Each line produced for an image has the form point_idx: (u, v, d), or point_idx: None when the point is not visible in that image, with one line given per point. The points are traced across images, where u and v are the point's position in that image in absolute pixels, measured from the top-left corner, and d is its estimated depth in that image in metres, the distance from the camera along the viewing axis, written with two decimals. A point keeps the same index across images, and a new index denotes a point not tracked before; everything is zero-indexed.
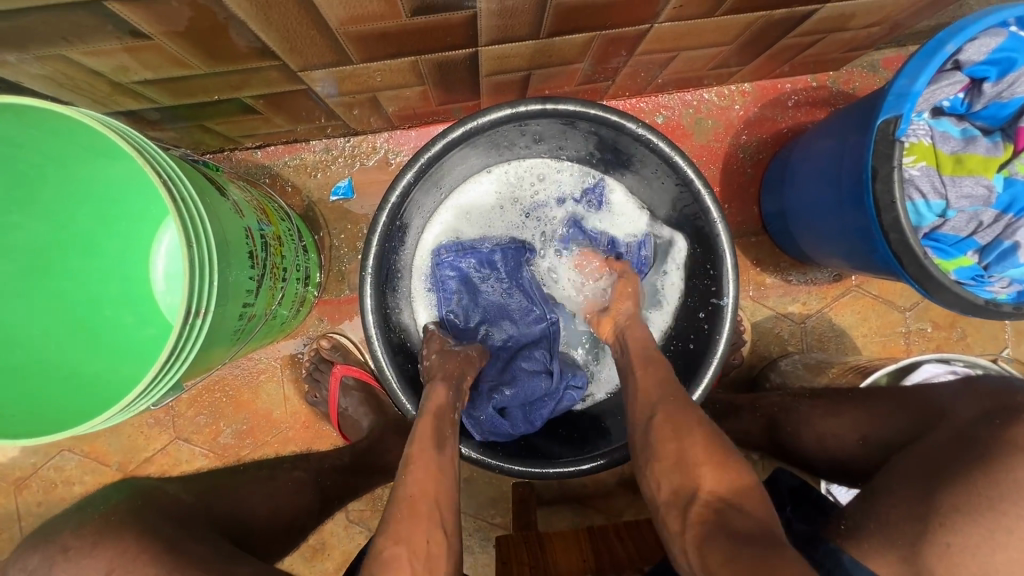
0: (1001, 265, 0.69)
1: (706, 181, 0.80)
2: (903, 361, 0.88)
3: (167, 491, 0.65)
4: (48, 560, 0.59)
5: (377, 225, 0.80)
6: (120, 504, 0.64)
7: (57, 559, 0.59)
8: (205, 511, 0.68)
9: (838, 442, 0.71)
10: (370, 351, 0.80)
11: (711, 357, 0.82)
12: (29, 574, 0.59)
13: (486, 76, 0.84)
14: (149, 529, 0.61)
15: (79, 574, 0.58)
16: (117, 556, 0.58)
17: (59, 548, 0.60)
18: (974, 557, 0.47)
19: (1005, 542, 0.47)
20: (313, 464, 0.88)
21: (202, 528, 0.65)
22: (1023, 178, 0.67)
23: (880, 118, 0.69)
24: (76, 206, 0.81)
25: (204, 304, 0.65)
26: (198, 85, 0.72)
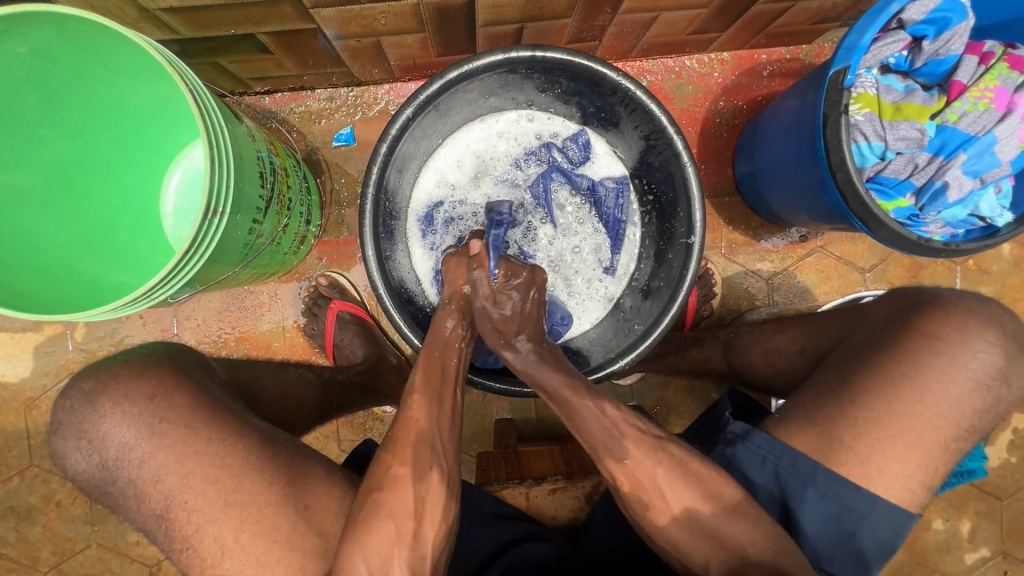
0: (934, 206, 0.78)
1: (679, 128, 0.88)
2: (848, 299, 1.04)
3: (193, 360, 0.76)
4: (98, 387, 0.69)
5: (377, 156, 0.87)
6: (159, 353, 0.74)
7: (109, 384, 0.68)
8: (230, 380, 0.82)
9: (781, 355, 0.82)
10: (368, 274, 0.87)
11: (679, 290, 0.91)
12: (83, 395, 0.69)
13: (482, 27, 0.92)
14: (188, 373, 0.72)
15: (125, 397, 0.68)
16: (159, 385, 0.69)
17: (110, 376, 0.69)
18: (874, 424, 0.63)
19: (900, 412, 0.63)
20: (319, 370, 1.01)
21: (228, 392, 0.76)
22: (952, 125, 0.75)
23: (831, 70, 0.77)
24: (100, 129, 0.88)
25: (221, 208, 0.73)
26: (218, 17, 0.78)
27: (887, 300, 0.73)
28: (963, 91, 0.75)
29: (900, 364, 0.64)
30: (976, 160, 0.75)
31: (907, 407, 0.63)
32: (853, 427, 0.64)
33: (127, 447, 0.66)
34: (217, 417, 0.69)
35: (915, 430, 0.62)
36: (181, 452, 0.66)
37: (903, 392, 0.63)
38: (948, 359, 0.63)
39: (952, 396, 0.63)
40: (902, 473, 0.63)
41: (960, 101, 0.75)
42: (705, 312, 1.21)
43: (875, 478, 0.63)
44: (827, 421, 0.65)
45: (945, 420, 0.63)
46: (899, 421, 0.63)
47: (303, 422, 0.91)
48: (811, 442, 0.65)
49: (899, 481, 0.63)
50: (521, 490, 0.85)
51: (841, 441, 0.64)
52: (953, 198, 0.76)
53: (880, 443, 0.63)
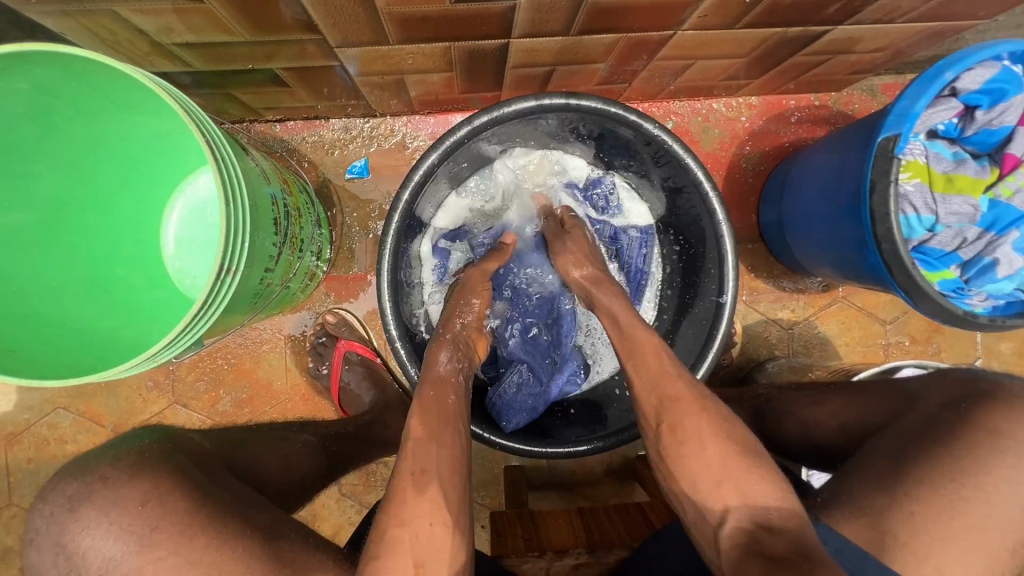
0: (980, 281, 0.75)
1: (714, 184, 0.85)
2: (890, 367, 1.00)
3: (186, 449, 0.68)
4: (83, 492, 0.60)
5: (399, 201, 0.83)
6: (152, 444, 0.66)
7: (95, 489, 0.60)
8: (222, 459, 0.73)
9: (820, 428, 0.80)
10: (385, 326, 0.82)
11: (707, 350, 0.87)
12: (65, 502, 0.60)
13: (512, 69, 0.87)
14: (182, 469, 0.63)
15: (115, 504, 0.59)
16: (154, 489, 0.60)
17: (97, 478, 0.61)
18: (931, 521, 0.59)
19: (959, 509, 0.59)
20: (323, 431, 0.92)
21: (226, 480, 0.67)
22: (1005, 201, 0.72)
23: (881, 136, 0.74)
24: (100, 162, 0.82)
25: (235, 263, 0.68)
26: (235, 53, 0.73)
27: (943, 385, 0.69)
28: (1017, 165, 0.72)
29: (959, 454, 0.61)
30: None
31: (970, 506, 0.58)
32: (908, 523, 0.59)
33: (112, 563, 0.57)
34: (215, 516, 0.60)
35: (979, 531, 0.58)
36: (173, 565, 0.57)
37: (963, 488, 0.59)
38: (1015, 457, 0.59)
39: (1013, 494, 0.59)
40: None
41: (1014, 175, 0.72)
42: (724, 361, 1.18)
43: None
44: (876, 513, 0.61)
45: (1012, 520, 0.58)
46: (960, 521, 0.58)
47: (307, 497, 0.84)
48: (859, 534, 0.61)
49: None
50: (541, 563, 0.76)
51: (896, 537, 0.59)
52: (1002, 274, 0.74)
53: (939, 542, 0.58)
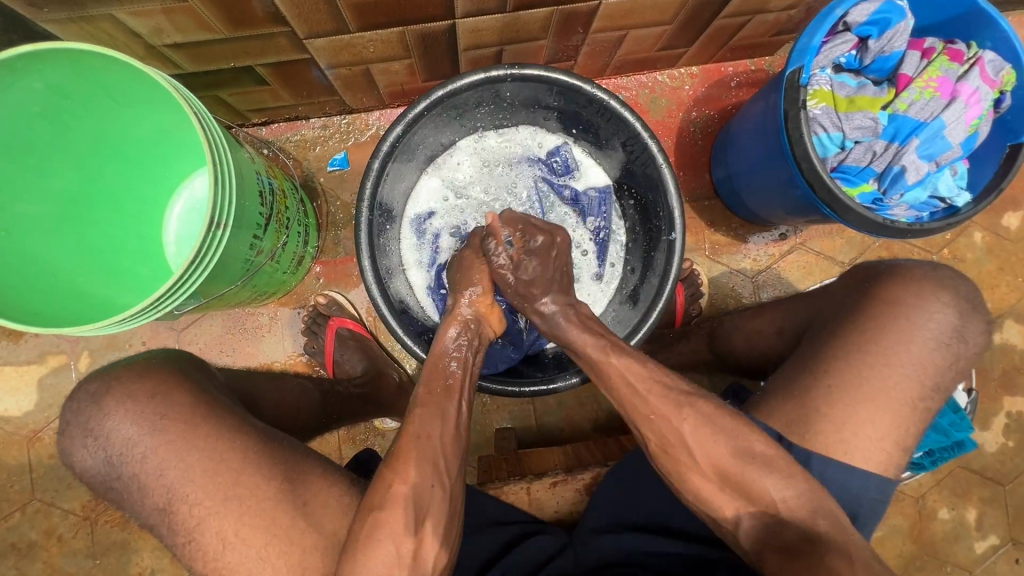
0: (896, 189, 0.83)
1: (653, 133, 0.93)
2: None
3: (194, 365, 0.78)
4: (104, 387, 0.70)
5: (371, 171, 0.92)
6: (161, 357, 0.76)
7: (112, 384, 0.70)
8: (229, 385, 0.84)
9: (760, 337, 0.86)
10: (365, 283, 0.91)
11: (664, 285, 0.94)
12: (88, 396, 0.70)
13: (464, 51, 0.98)
14: (187, 374, 0.74)
15: (128, 397, 0.69)
16: (161, 385, 0.70)
17: (113, 377, 0.71)
18: (846, 390, 0.65)
19: (875, 378, 0.66)
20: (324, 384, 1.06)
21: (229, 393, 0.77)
22: (903, 113, 0.81)
23: (788, 70, 0.83)
24: (106, 161, 0.92)
25: (224, 222, 0.77)
26: (218, 51, 0.85)
27: (849, 277, 0.77)
28: (909, 82, 0.82)
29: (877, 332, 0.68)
30: (929, 144, 0.81)
31: (877, 370, 0.65)
32: (828, 395, 0.66)
33: (130, 442, 0.67)
34: (214, 414, 0.70)
35: (893, 396, 0.65)
36: (181, 447, 0.67)
37: (870, 354, 0.66)
38: (908, 321, 0.66)
39: (926, 361, 0.66)
40: (877, 436, 0.65)
41: (907, 92, 0.81)
42: (694, 311, 1.24)
43: (860, 446, 0.65)
44: (803, 392, 0.68)
45: (922, 382, 0.65)
46: (871, 384, 0.65)
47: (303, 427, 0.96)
48: (789, 412, 0.68)
49: (875, 444, 0.65)
50: (521, 484, 0.85)
51: (817, 410, 0.66)
52: (912, 180, 0.82)
53: (854, 407, 0.65)
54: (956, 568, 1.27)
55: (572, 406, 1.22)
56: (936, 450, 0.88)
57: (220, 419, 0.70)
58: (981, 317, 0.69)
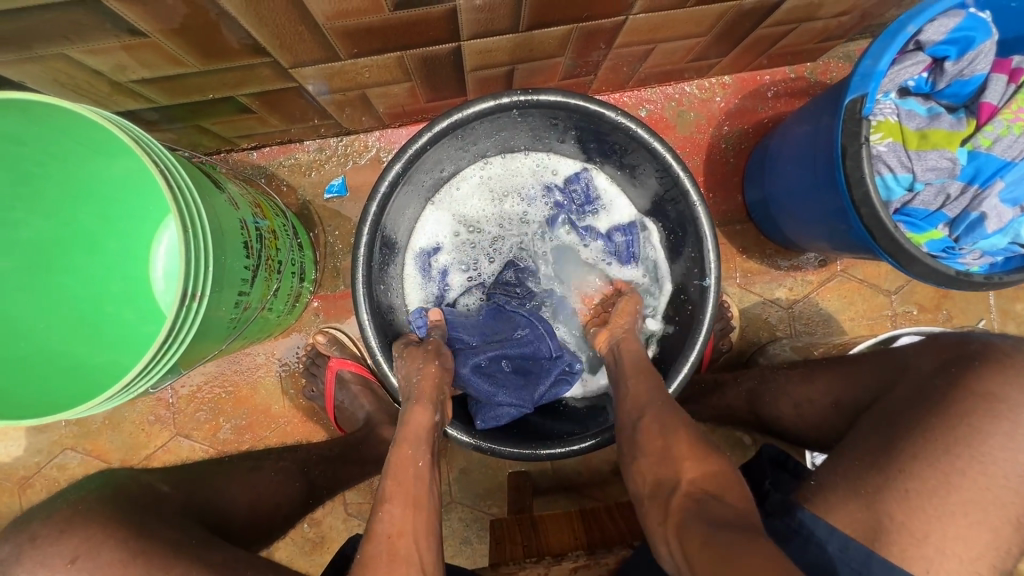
0: (970, 238, 0.72)
1: (685, 165, 0.83)
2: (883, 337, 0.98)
3: (132, 497, 0.68)
4: (20, 551, 0.61)
5: (368, 213, 0.83)
6: (94, 496, 0.67)
7: (25, 548, 0.61)
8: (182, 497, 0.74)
9: (813, 407, 0.76)
10: (362, 337, 0.82)
11: (695, 337, 0.84)
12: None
13: (471, 72, 0.87)
14: (118, 519, 0.64)
15: (42, 562, 0.60)
16: (81, 545, 0.61)
17: (27, 536, 0.62)
18: (929, 499, 0.55)
19: (958, 484, 0.55)
20: (300, 455, 0.92)
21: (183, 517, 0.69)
22: (986, 151, 0.68)
23: (847, 99, 0.71)
24: (79, 204, 0.84)
25: (201, 288, 0.69)
26: (193, 84, 0.75)
27: (931, 349, 0.66)
28: (994, 113, 0.69)
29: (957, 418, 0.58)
30: (1015, 186, 0.68)
31: (969, 477, 0.55)
32: (905, 502, 0.56)
33: None
34: (149, 566, 0.61)
35: (980, 506, 0.54)
36: None
37: (960, 459, 0.56)
38: (1010, 422, 0.55)
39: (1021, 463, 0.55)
40: (969, 555, 0.54)
41: (991, 125, 0.68)
42: (723, 347, 1.14)
43: (942, 566, 0.54)
44: (873, 492, 0.58)
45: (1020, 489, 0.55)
46: (962, 495, 0.55)
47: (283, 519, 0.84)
48: (859, 519, 0.58)
49: (966, 566, 0.54)
50: (539, 570, 0.74)
51: (894, 519, 0.56)
52: (992, 229, 0.70)
53: (937, 520, 0.54)
54: None
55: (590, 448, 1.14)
56: None
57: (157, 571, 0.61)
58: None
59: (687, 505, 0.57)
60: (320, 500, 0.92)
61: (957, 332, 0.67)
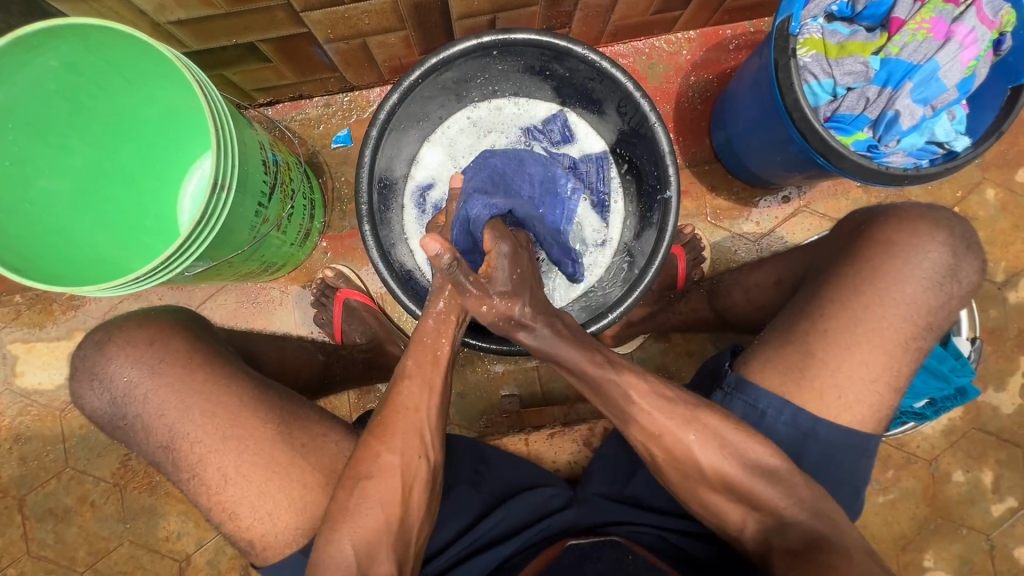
0: (891, 135, 0.82)
1: (645, 91, 0.94)
2: None
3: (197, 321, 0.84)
4: (106, 337, 0.77)
5: (369, 139, 0.94)
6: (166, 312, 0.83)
7: (113, 334, 0.77)
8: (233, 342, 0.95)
9: (761, 290, 0.87)
10: (364, 246, 0.93)
11: (660, 243, 0.94)
12: (93, 344, 0.77)
13: (458, 20, 1.01)
14: (184, 325, 0.80)
15: (128, 343, 0.76)
16: (156, 333, 0.77)
17: (115, 327, 0.78)
18: (842, 332, 0.68)
19: (862, 317, 0.68)
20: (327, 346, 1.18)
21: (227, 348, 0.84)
22: (895, 57, 0.80)
23: (777, 20, 0.82)
24: (121, 142, 0.96)
25: (227, 186, 0.81)
26: (220, 27, 0.88)
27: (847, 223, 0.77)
28: (902, 25, 0.81)
29: (863, 266, 0.69)
30: (923, 87, 0.80)
31: (872, 313, 0.68)
32: (825, 338, 0.69)
33: (132, 385, 0.74)
34: (210, 360, 0.77)
35: (879, 334, 0.67)
36: (180, 390, 0.74)
37: (867, 296, 0.68)
38: (904, 261, 0.68)
39: (909, 296, 0.68)
40: (871, 378, 0.68)
41: (899, 35, 0.80)
42: (696, 276, 1.23)
43: (849, 387, 0.68)
44: (799, 338, 0.70)
45: (907, 317, 0.68)
46: (864, 328, 0.67)
47: (301, 386, 1.06)
48: (785, 358, 0.70)
49: (868, 385, 0.67)
50: (520, 437, 0.94)
51: (817, 354, 0.68)
52: (907, 125, 0.81)
53: (846, 351, 0.68)
54: (971, 530, 1.26)
55: None
56: (939, 399, 0.90)
57: (217, 365, 0.77)
58: (975, 256, 0.70)
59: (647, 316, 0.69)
60: (332, 386, 1.14)
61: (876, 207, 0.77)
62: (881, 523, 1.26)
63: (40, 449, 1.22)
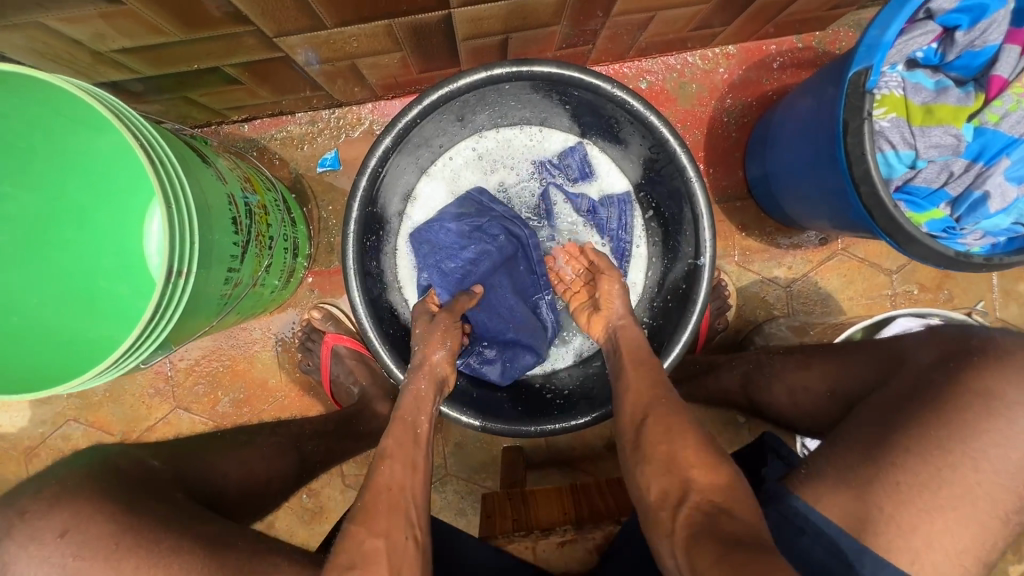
0: (973, 217, 0.69)
1: (682, 140, 0.81)
2: (877, 318, 0.94)
3: (132, 461, 0.70)
4: (5, 528, 0.61)
5: (357, 189, 0.80)
6: (86, 467, 0.66)
7: (14, 523, 0.60)
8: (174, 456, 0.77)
9: (809, 395, 0.76)
10: (353, 314, 0.81)
11: (690, 314, 0.83)
12: None
13: (464, 41, 0.85)
14: (105, 492, 0.63)
15: (32, 537, 0.60)
16: (71, 518, 0.60)
17: (16, 512, 0.61)
18: (919, 494, 0.54)
19: (950, 477, 0.54)
20: (292, 430, 0.93)
21: (171, 481, 0.70)
22: (993, 128, 0.67)
23: (851, 71, 0.69)
24: (68, 178, 0.82)
25: (189, 264, 0.67)
26: (177, 54, 0.73)
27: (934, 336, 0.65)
28: (1004, 87, 0.67)
29: (946, 413, 0.56)
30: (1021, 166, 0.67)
31: (960, 474, 0.54)
32: (894, 494, 0.54)
33: None
34: (139, 529, 0.61)
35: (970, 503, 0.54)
36: None
37: (953, 455, 0.54)
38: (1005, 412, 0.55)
39: (1010, 460, 0.54)
40: (956, 549, 0.54)
41: (1000, 100, 0.67)
42: (720, 325, 1.13)
43: (927, 556, 0.54)
44: (864, 483, 0.56)
45: (1007, 485, 0.54)
46: (951, 492, 0.54)
47: (273, 494, 0.84)
48: (845, 505, 0.56)
49: (950, 558, 0.54)
50: (527, 543, 0.77)
51: (882, 510, 0.54)
52: (995, 208, 0.68)
53: (926, 516, 0.54)
54: None
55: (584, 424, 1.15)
56: None
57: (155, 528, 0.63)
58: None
59: (697, 520, 0.55)
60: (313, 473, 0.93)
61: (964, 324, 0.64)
62: None
63: None
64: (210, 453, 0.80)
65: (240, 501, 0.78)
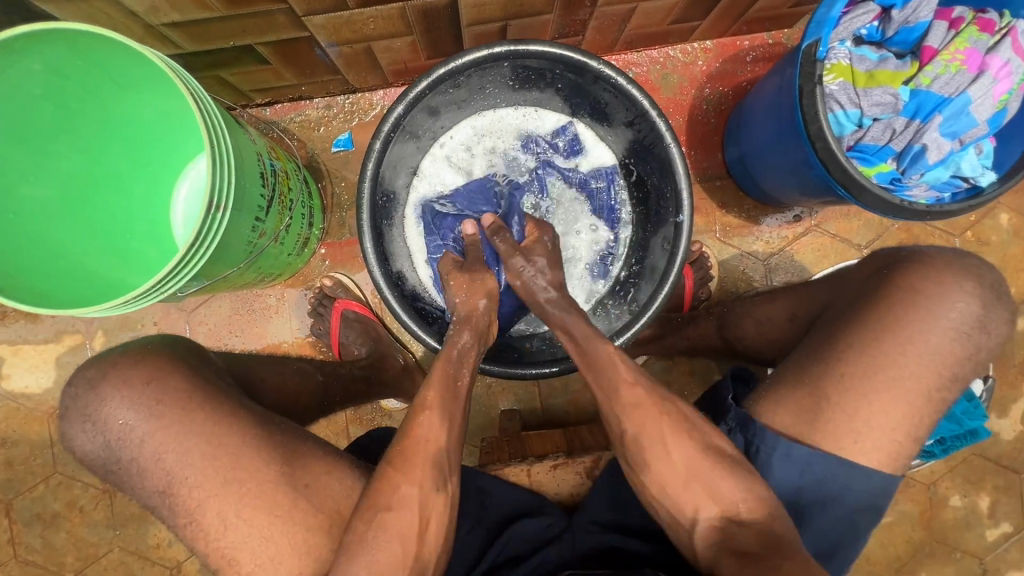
0: (915, 169, 0.80)
1: (660, 110, 0.90)
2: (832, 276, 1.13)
3: (194, 351, 0.79)
4: (99, 374, 0.72)
5: (371, 151, 0.89)
6: (158, 342, 0.77)
7: (108, 371, 0.72)
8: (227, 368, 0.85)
9: (772, 324, 0.89)
10: (366, 264, 0.89)
11: (672, 266, 0.91)
12: (86, 381, 0.72)
13: (468, 27, 0.96)
14: (182, 360, 0.75)
15: (122, 381, 0.71)
16: (156, 372, 0.72)
17: (109, 363, 0.72)
18: (859, 378, 0.68)
19: (884, 364, 0.68)
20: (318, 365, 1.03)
21: (224, 380, 0.79)
22: (926, 88, 0.77)
23: (803, 44, 0.79)
24: (109, 144, 0.91)
25: (223, 205, 0.77)
26: (216, 30, 0.84)
27: (867, 263, 0.78)
28: (934, 55, 0.78)
29: (874, 319, 0.69)
30: (952, 121, 0.77)
31: (889, 361, 0.67)
32: (840, 382, 0.68)
33: (128, 427, 0.69)
34: (210, 399, 0.72)
35: (900, 383, 0.67)
36: (178, 431, 0.69)
37: (883, 347, 0.68)
38: (926, 310, 0.68)
39: (932, 345, 0.67)
40: (890, 426, 0.68)
41: (931, 65, 0.77)
42: (703, 295, 1.22)
43: (866, 433, 0.68)
44: (815, 381, 0.70)
45: (927, 365, 0.67)
46: (883, 375, 0.67)
47: (301, 411, 0.93)
48: (798, 402, 0.71)
49: (886, 433, 0.67)
50: (523, 467, 0.91)
51: (829, 398, 0.69)
52: (933, 159, 0.79)
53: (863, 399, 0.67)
54: (965, 555, 1.26)
55: (578, 389, 1.22)
56: (948, 438, 0.89)
57: (212, 404, 0.72)
58: (1004, 306, 0.70)
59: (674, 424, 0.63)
60: (330, 409, 1.02)
61: (908, 252, 0.73)
62: (877, 545, 1.26)
63: (28, 452, 1.19)
64: (256, 360, 0.92)
65: (276, 404, 0.89)
